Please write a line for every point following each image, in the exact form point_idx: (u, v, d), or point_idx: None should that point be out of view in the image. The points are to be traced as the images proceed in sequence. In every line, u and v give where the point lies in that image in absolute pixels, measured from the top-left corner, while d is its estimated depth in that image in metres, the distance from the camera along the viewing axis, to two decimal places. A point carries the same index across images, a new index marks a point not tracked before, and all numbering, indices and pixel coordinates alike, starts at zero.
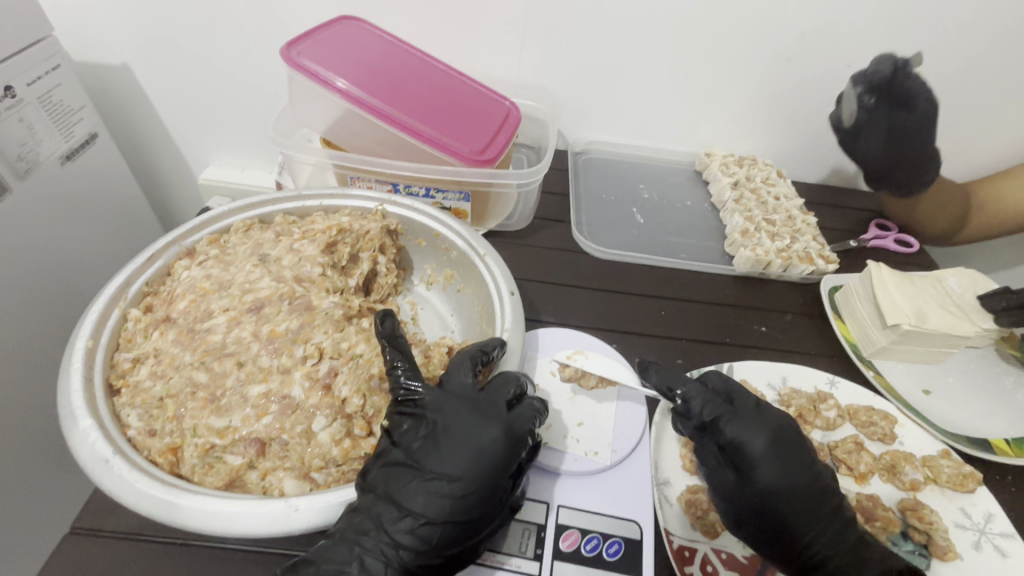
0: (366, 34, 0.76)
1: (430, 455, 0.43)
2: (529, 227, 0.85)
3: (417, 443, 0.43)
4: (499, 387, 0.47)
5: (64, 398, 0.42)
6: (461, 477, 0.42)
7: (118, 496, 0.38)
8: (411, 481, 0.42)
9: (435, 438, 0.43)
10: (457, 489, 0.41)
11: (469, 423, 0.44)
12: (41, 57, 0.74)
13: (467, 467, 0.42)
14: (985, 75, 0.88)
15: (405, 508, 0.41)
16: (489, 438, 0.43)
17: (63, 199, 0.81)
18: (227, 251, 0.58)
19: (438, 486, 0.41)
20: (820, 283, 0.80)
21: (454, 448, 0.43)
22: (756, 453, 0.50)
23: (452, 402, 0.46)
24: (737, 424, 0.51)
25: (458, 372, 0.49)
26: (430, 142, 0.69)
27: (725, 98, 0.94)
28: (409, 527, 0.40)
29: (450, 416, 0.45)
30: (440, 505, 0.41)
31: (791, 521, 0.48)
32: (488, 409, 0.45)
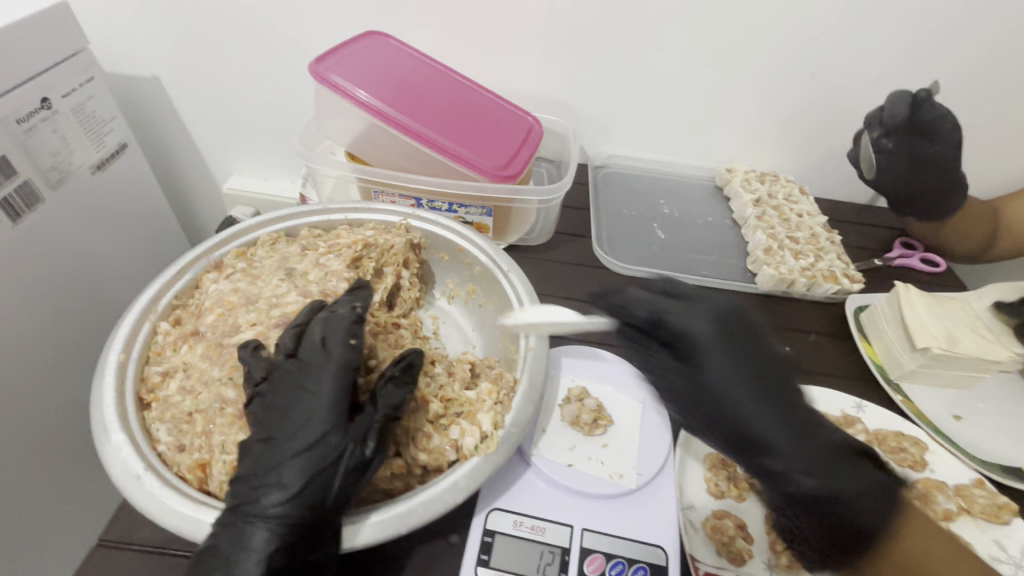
0: (392, 49, 0.77)
1: (279, 424, 0.41)
2: (550, 241, 0.84)
3: (262, 418, 0.42)
4: (335, 336, 0.45)
5: (97, 412, 0.42)
6: (295, 451, 0.40)
7: (148, 514, 0.38)
8: (262, 457, 0.40)
9: (281, 407, 0.42)
10: (300, 454, 0.40)
11: (304, 389, 0.42)
12: (76, 70, 0.75)
13: (314, 431, 0.40)
14: (1014, 93, 0.87)
15: (261, 488, 0.39)
16: (307, 408, 0.41)
17: (94, 209, 0.83)
18: (253, 265, 0.58)
19: (289, 455, 0.40)
20: (845, 303, 0.79)
21: (293, 413, 0.41)
22: (698, 338, 0.47)
23: (282, 369, 0.43)
24: (725, 320, 0.49)
25: (332, 330, 0.45)
26: (454, 157, 0.70)
27: (747, 113, 0.93)
28: (268, 507, 0.38)
29: (276, 385, 0.43)
30: (290, 482, 0.39)
31: (756, 416, 0.45)
32: (328, 370, 0.43)
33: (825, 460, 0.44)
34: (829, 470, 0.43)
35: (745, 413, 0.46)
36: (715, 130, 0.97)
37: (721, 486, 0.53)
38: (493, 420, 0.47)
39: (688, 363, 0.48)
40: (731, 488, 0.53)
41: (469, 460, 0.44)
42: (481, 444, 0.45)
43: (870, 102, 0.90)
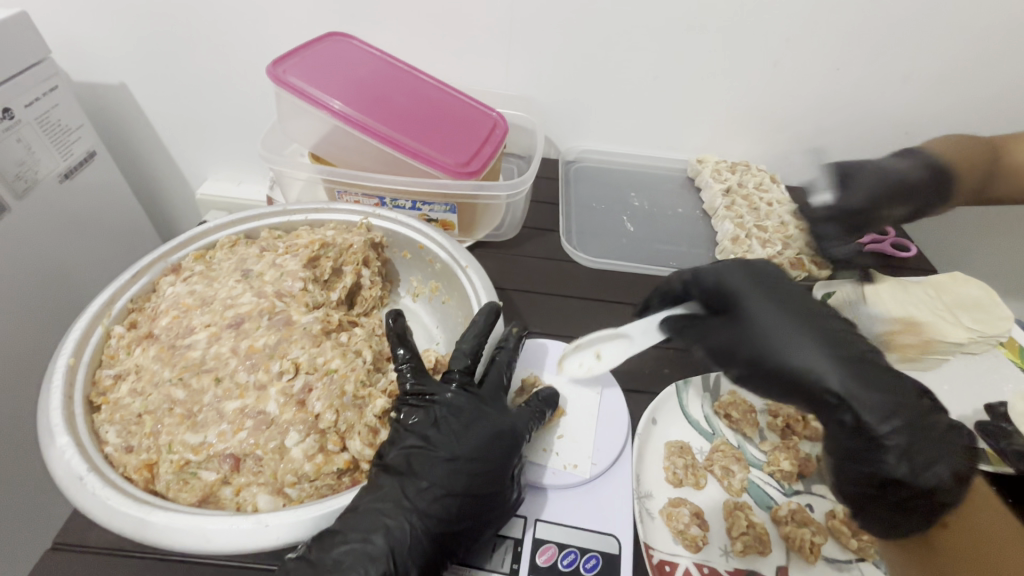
0: (353, 50, 0.77)
1: (453, 436, 0.46)
2: (518, 236, 0.85)
3: (428, 425, 0.46)
4: (499, 371, 0.52)
5: (43, 416, 0.43)
6: (470, 454, 0.45)
7: (90, 514, 0.38)
8: (430, 460, 0.44)
9: (452, 420, 0.46)
10: (474, 468, 0.44)
11: (482, 410, 0.48)
12: (39, 79, 0.76)
13: (490, 448, 0.46)
14: (978, 75, 0.87)
15: (425, 481, 0.43)
16: (489, 421, 0.47)
17: (64, 216, 0.83)
18: (212, 267, 0.59)
19: (459, 464, 0.44)
20: (813, 290, 0.79)
21: (470, 431, 0.46)
22: (748, 303, 0.46)
23: (455, 392, 0.48)
24: (752, 271, 0.49)
25: (498, 367, 0.52)
26: (415, 155, 0.70)
27: (714, 104, 0.94)
28: (433, 497, 0.43)
29: (454, 405, 0.47)
30: (458, 479, 0.44)
31: (804, 372, 0.41)
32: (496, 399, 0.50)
33: (879, 400, 0.40)
34: (909, 413, 0.40)
35: (795, 352, 0.42)
36: (684, 121, 0.96)
37: (679, 474, 0.54)
38: None
39: (732, 315, 0.47)
40: (690, 476, 0.54)
41: None
42: None
43: (836, 89, 0.91)
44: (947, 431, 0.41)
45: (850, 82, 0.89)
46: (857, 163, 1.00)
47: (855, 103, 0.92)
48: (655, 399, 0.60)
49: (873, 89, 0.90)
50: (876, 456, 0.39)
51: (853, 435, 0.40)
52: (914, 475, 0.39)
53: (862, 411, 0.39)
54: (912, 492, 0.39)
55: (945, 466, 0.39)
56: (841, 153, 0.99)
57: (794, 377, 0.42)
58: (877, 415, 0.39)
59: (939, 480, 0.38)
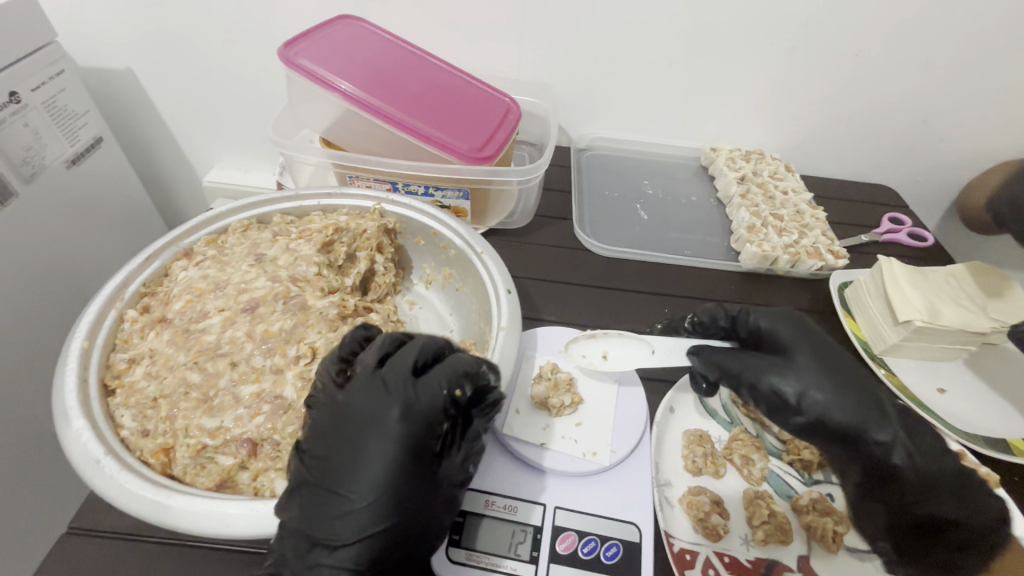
0: (365, 33, 0.76)
1: (341, 465, 0.39)
2: (531, 224, 0.83)
3: (319, 455, 0.40)
4: (400, 363, 0.42)
5: (59, 398, 0.42)
6: (365, 485, 0.38)
7: (108, 497, 0.38)
8: (325, 499, 0.38)
9: (339, 444, 0.40)
10: (361, 502, 0.37)
11: (369, 419, 0.40)
12: (45, 62, 0.74)
13: (380, 473, 0.38)
14: (1001, 62, 0.85)
15: (321, 527, 0.38)
16: (383, 435, 0.39)
17: (71, 202, 0.82)
18: (224, 252, 0.58)
19: (349, 501, 0.38)
20: (830, 279, 0.78)
21: (358, 454, 0.39)
22: (805, 353, 0.50)
23: (346, 404, 0.41)
24: (797, 324, 0.53)
25: (400, 358, 0.43)
26: (428, 139, 0.68)
27: (729, 91, 0.92)
28: (335, 544, 0.37)
29: (346, 423, 0.40)
30: (358, 518, 0.37)
31: (866, 426, 0.47)
32: (392, 395, 0.40)
33: (924, 453, 0.47)
34: (948, 463, 0.47)
35: (856, 407, 0.47)
36: (698, 109, 0.95)
37: (698, 462, 0.53)
38: None
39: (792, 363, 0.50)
40: (709, 465, 0.53)
41: None
42: None
43: (854, 75, 0.89)
44: (978, 484, 0.47)
45: (869, 69, 0.88)
46: (873, 152, 0.99)
47: (874, 91, 0.90)
48: (673, 388, 0.59)
49: (892, 76, 0.88)
50: (927, 500, 0.46)
51: (901, 486, 0.47)
52: (965, 516, 0.46)
53: (916, 461, 0.46)
54: (958, 535, 0.45)
55: (987, 509, 0.46)
56: (857, 142, 0.97)
57: (856, 428, 0.47)
58: (926, 463, 0.46)
59: (983, 520, 0.46)
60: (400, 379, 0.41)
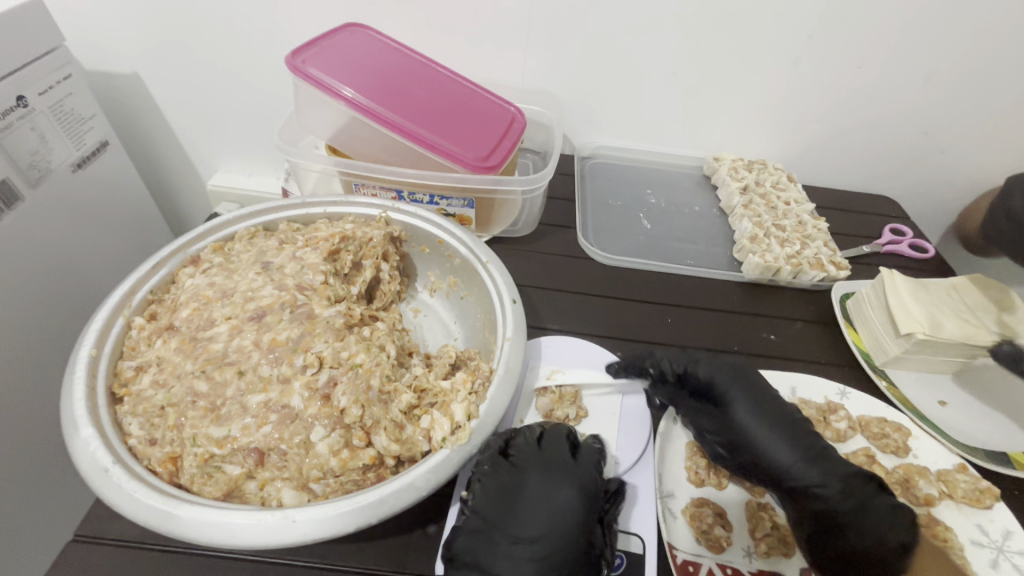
0: (371, 41, 0.76)
1: (512, 518, 0.47)
2: (534, 232, 0.84)
3: (496, 512, 0.47)
4: (556, 442, 0.52)
5: (67, 406, 0.42)
6: (541, 536, 0.45)
7: (116, 507, 0.38)
8: (499, 545, 0.45)
9: (511, 505, 0.48)
10: (533, 555, 0.44)
11: (545, 487, 0.48)
12: (54, 67, 0.75)
13: (553, 529, 0.46)
14: (1002, 75, 0.86)
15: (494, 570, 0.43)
16: (560, 498, 0.48)
17: (76, 206, 0.83)
18: (231, 259, 0.58)
19: (528, 550, 0.45)
20: (831, 290, 0.78)
21: (529, 511, 0.47)
22: (733, 399, 0.53)
23: (524, 469, 0.50)
24: (730, 367, 0.56)
25: (555, 437, 0.52)
26: (433, 148, 0.69)
27: (732, 101, 0.93)
28: None
29: (524, 485, 0.49)
30: (530, 566, 0.44)
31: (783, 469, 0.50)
32: (561, 471, 0.49)
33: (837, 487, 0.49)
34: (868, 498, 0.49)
35: (771, 448, 0.51)
36: (701, 119, 0.96)
37: (701, 474, 0.54)
38: (467, 410, 0.46)
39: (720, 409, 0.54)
40: (712, 476, 0.54)
41: (438, 452, 0.44)
42: (451, 436, 0.44)
43: (857, 87, 0.89)
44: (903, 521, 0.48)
45: (870, 81, 0.88)
46: (874, 163, 0.99)
47: (876, 102, 0.91)
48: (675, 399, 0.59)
49: (894, 88, 0.89)
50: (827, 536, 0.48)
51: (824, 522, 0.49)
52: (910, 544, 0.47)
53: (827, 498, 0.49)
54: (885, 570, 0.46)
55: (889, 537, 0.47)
56: (858, 153, 0.98)
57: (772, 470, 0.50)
58: (839, 500, 0.48)
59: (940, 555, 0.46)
60: (563, 456, 0.50)
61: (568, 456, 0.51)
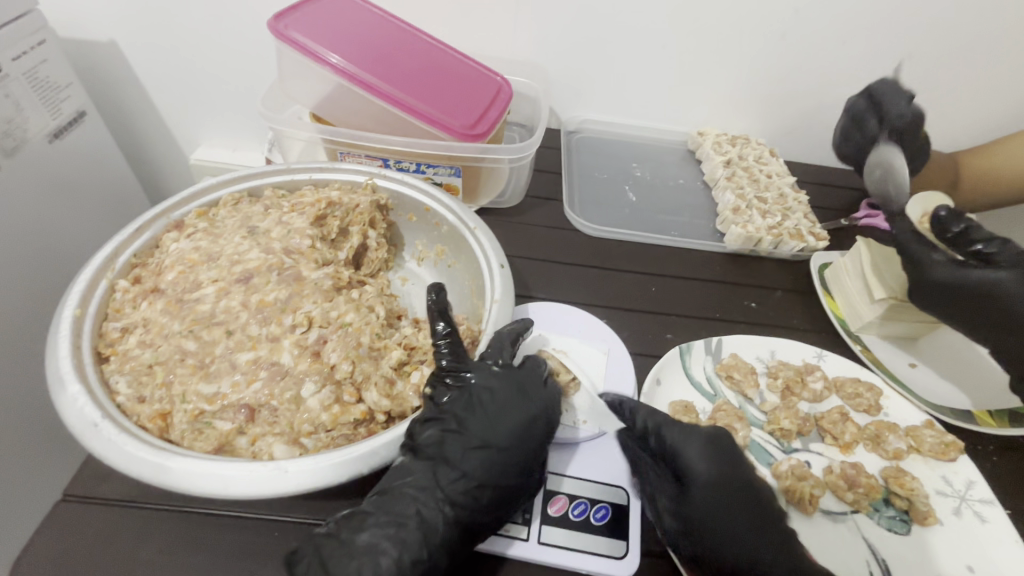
0: (355, 7, 0.75)
1: (481, 417, 0.45)
2: (521, 204, 0.84)
3: (465, 411, 0.45)
4: (533, 362, 0.51)
5: (53, 364, 0.42)
6: (513, 441, 0.44)
7: (106, 460, 0.38)
8: (463, 445, 0.43)
9: (480, 407, 0.45)
10: (500, 456, 0.43)
11: (518, 393, 0.47)
12: (26, 32, 0.72)
13: (520, 437, 0.45)
14: (977, 53, 0.88)
15: (460, 469, 0.42)
16: (534, 407, 0.47)
17: (54, 178, 0.81)
18: (216, 224, 0.57)
19: (491, 452, 0.43)
20: (810, 261, 0.80)
21: (500, 414, 0.45)
22: (688, 463, 0.47)
23: (497, 372, 0.48)
24: (682, 425, 0.50)
25: (531, 358, 0.51)
26: (420, 115, 0.68)
27: (718, 76, 0.93)
28: (462, 487, 0.42)
29: (496, 386, 0.47)
30: (491, 468, 0.43)
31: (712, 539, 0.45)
32: (532, 384, 0.48)
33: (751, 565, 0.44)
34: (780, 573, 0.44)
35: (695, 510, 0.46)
36: (687, 94, 0.96)
37: None
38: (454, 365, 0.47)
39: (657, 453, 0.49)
40: None
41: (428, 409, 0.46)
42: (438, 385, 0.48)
43: (840, 63, 0.91)
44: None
45: (854, 57, 0.90)
46: None
47: (858, 78, 0.93)
48: (660, 361, 0.62)
49: (876, 65, 0.91)
50: None
51: None
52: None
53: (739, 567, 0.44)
54: None
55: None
56: None
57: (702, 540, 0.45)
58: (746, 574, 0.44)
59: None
60: (541, 375, 0.49)
61: (542, 375, 0.50)
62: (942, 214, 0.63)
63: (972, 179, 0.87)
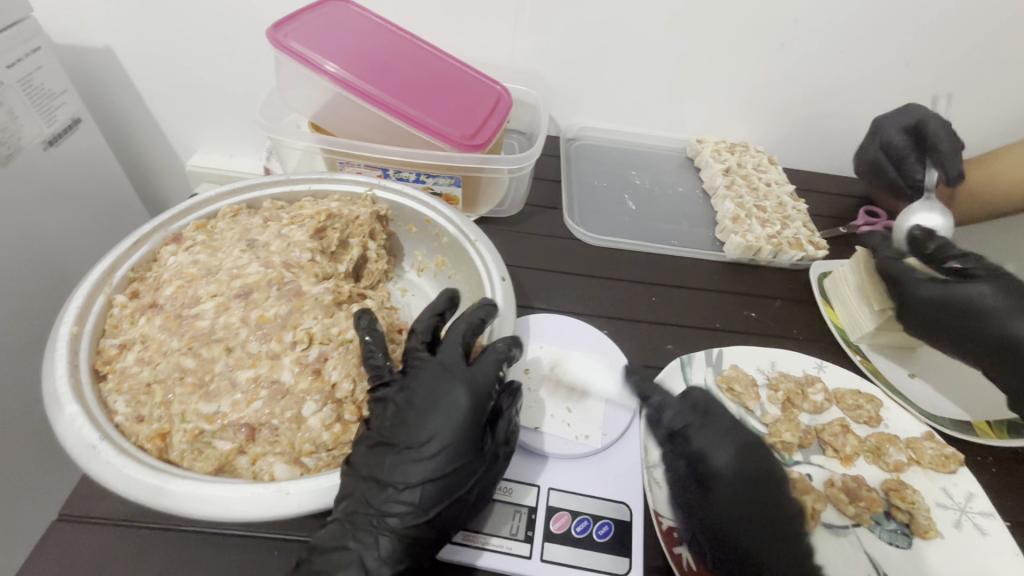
0: (354, 16, 0.75)
1: (399, 422, 0.43)
2: (521, 213, 0.84)
3: (390, 421, 0.43)
4: (452, 345, 0.47)
5: (49, 384, 0.41)
6: (433, 436, 0.42)
7: (105, 483, 0.38)
8: (387, 455, 0.41)
9: (399, 413, 0.43)
10: (426, 455, 0.41)
11: (432, 387, 0.44)
12: (20, 39, 0.72)
13: (445, 431, 0.42)
14: (973, 62, 0.89)
15: (385, 480, 0.40)
16: (451, 397, 0.43)
17: (48, 185, 0.80)
18: (214, 237, 0.57)
19: (420, 455, 0.41)
20: (809, 270, 0.81)
21: (418, 413, 0.43)
22: (715, 467, 0.46)
23: (417, 372, 0.45)
24: (710, 421, 0.49)
25: (451, 340, 0.47)
26: (419, 125, 0.68)
27: (718, 84, 0.93)
28: (394, 497, 0.40)
29: (412, 386, 0.44)
30: (420, 469, 0.41)
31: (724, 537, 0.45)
32: (451, 371, 0.45)
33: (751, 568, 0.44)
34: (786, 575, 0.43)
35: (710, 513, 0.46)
36: (686, 102, 0.96)
37: None
38: None
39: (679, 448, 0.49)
40: None
41: None
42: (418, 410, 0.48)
43: (838, 71, 0.91)
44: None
45: (852, 66, 0.90)
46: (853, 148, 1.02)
47: (856, 87, 0.93)
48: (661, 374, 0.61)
49: (874, 73, 0.91)
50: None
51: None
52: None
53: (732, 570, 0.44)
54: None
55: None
56: (838, 137, 1.00)
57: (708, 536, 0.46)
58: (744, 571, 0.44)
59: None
60: (457, 357, 0.46)
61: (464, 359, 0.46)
62: (915, 233, 0.69)
63: (969, 188, 0.87)
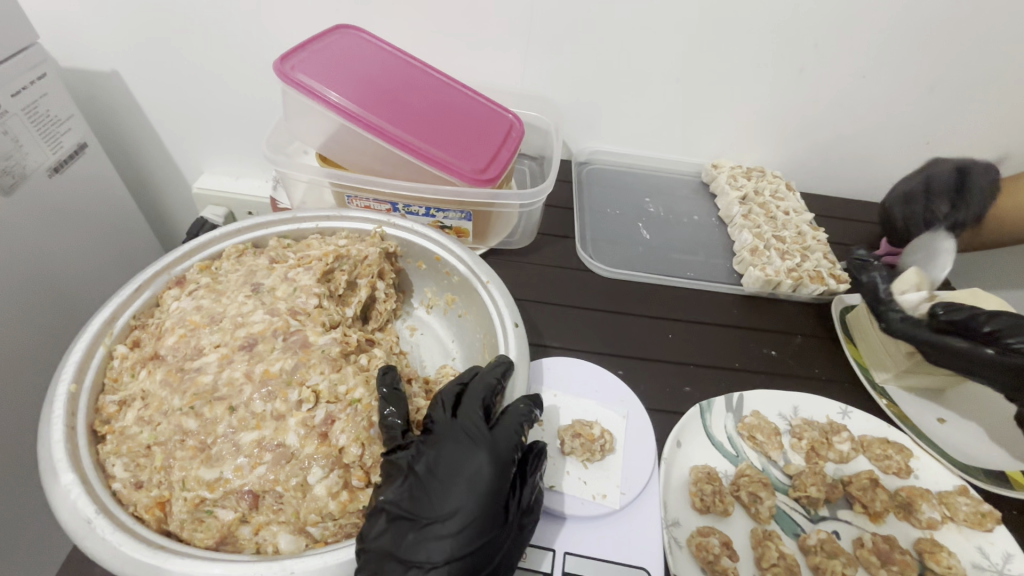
0: (363, 44, 0.73)
1: (420, 496, 0.41)
2: (533, 244, 0.82)
3: (410, 495, 0.41)
4: (471, 406, 0.45)
5: (45, 450, 0.40)
6: (457, 510, 0.40)
7: (101, 560, 0.36)
8: (408, 532, 0.39)
9: (419, 485, 0.41)
10: (451, 532, 0.39)
11: (453, 456, 0.42)
12: (26, 66, 0.70)
13: (469, 503, 0.40)
14: (999, 87, 0.86)
15: (407, 561, 0.39)
16: (474, 466, 0.42)
17: (55, 211, 0.78)
18: (218, 279, 0.55)
19: (444, 531, 0.39)
20: (831, 304, 0.78)
21: (440, 485, 0.41)
22: None
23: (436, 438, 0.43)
24: None
25: (471, 401, 0.46)
26: (429, 160, 0.66)
27: (734, 109, 0.91)
28: None
29: (433, 455, 0.42)
30: (445, 547, 0.39)
31: None
32: (472, 437, 0.43)
33: None
34: None
35: None
36: (702, 126, 0.94)
37: (706, 501, 0.53)
38: None
39: None
40: (716, 503, 0.53)
41: None
42: None
43: (859, 95, 0.88)
44: None
45: (874, 91, 0.88)
46: (873, 173, 0.99)
47: (877, 111, 0.90)
48: (679, 422, 0.59)
49: (896, 98, 0.88)
50: None
51: None
52: None
53: None
54: None
55: None
56: (858, 163, 0.98)
57: None
58: None
59: None
60: (480, 420, 0.44)
61: (484, 422, 0.45)
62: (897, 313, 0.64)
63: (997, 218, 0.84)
